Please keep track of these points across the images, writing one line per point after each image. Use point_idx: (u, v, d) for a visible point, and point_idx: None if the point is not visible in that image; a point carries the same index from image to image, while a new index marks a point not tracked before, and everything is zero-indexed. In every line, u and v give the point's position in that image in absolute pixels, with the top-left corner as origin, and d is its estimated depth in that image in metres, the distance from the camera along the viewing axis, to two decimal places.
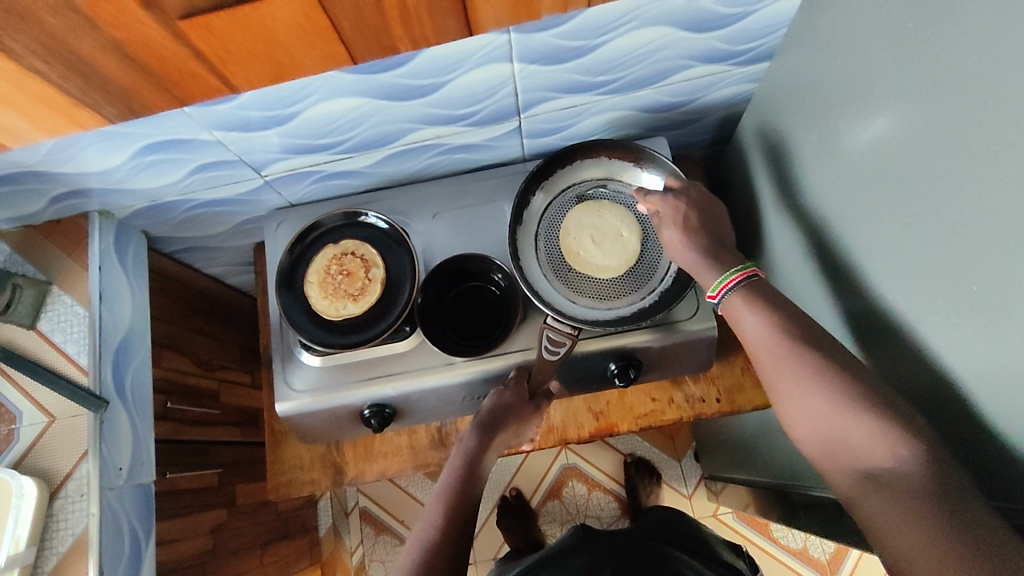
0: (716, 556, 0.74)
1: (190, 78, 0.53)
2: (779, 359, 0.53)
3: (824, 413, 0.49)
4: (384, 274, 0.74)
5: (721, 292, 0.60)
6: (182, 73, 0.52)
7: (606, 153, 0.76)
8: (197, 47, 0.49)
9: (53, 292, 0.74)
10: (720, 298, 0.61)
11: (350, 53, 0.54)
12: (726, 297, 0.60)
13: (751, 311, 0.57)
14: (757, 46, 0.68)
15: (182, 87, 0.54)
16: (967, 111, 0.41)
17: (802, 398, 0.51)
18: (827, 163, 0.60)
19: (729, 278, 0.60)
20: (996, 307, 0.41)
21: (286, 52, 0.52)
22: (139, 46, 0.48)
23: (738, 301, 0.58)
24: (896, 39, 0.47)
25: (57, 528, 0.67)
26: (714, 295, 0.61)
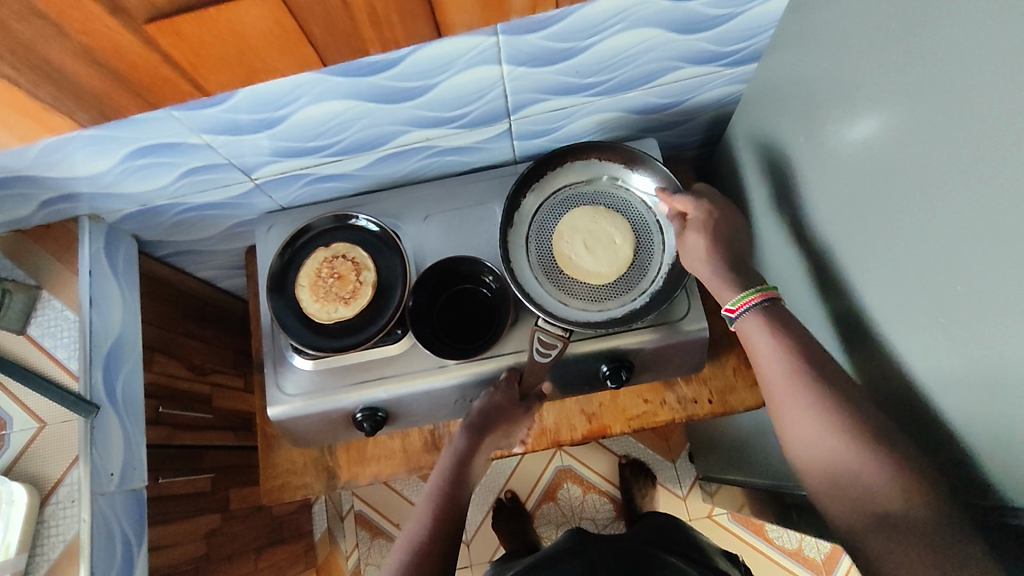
0: (711, 563, 0.72)
1: (162, 82, 0.54)
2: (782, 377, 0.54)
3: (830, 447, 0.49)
4: (375, 278, 0.74)
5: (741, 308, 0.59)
6: (154, 77, 0.53)
7: (597, 155, 0.76)
8: (168, 51, 0.50)
9: (45, 297, 0.74)
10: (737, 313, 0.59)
11: (321, 58, 0.55)
12: (743, 314, 0.59)
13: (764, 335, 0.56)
14: (745, 47, 0.69)
15: (155, 91, 0.55)
16: (952, 109, 0.41)
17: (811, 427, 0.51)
18: (815, 164, 0.60)
19: (750, 296, 0.59)
20: (980, 306, 0.41)
21: (257, 56, 0.53)
22: (108, 51, 0.49)
23: (754, 323, 0.58)
24: (882, 39, 0.47)
25: (48, 534, 0.67)
26: (731, 308, 0.60)
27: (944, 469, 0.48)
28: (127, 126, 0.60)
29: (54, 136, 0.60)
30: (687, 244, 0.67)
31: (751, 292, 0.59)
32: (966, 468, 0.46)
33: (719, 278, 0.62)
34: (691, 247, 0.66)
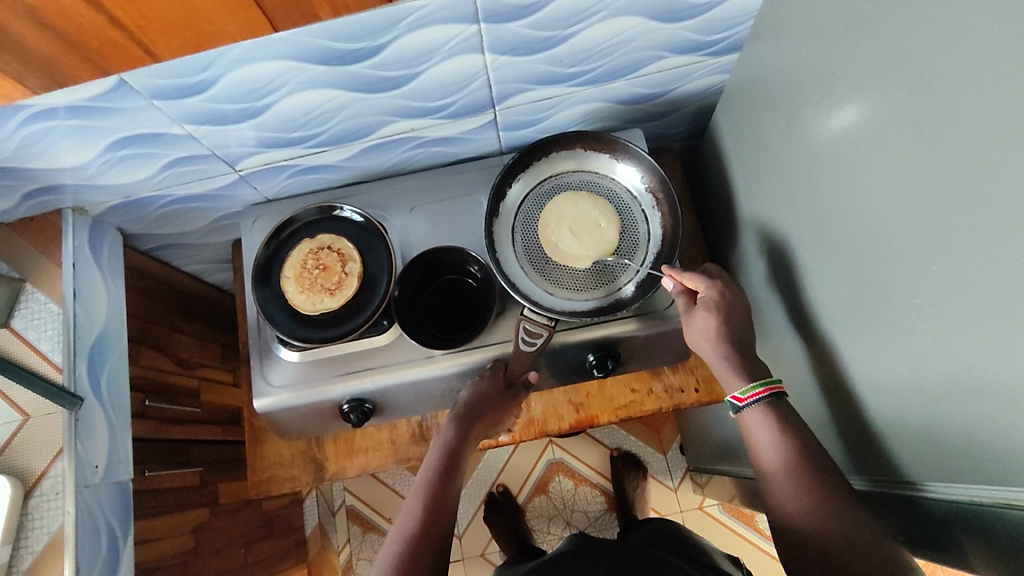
0: (713, 563, 0.70)
1: (111, 47, 0.47)
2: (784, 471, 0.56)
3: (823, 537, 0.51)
4: (360, 269, 0.74)
5: (749, 399, 0.60)
6: (102, 41, 0.46)
7: (581, 145, 0.76)
8: (112, 12, 0.44)
9: (28, 290, 0.73)
10: (746, 403, 0.60)
11: (273, 21, 0.48)
12: (751, 406, 0.60)
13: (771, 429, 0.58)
14: (727, 37, 0.69)
15: (104, 58, 0.48)
16: (928, 91, 0.41)
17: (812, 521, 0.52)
18: (795, 152, 0.61)
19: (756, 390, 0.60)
20: (954, 286, 0.41)
21: (205, 19, 0.46)
22: (53, 12, 0.43)
23: (762, 415, 0.59)
24: (859, 24, 0.48)
25: (32, 526, 0.66)
26: (741, 398, 0.61)
27: (920, 451, 0.49)
28: (109, 116, 0.60)
29: (34, 124, 0.59)
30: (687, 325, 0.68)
31: (762, 383, 0.60)
32: (943, 449, 0.46)
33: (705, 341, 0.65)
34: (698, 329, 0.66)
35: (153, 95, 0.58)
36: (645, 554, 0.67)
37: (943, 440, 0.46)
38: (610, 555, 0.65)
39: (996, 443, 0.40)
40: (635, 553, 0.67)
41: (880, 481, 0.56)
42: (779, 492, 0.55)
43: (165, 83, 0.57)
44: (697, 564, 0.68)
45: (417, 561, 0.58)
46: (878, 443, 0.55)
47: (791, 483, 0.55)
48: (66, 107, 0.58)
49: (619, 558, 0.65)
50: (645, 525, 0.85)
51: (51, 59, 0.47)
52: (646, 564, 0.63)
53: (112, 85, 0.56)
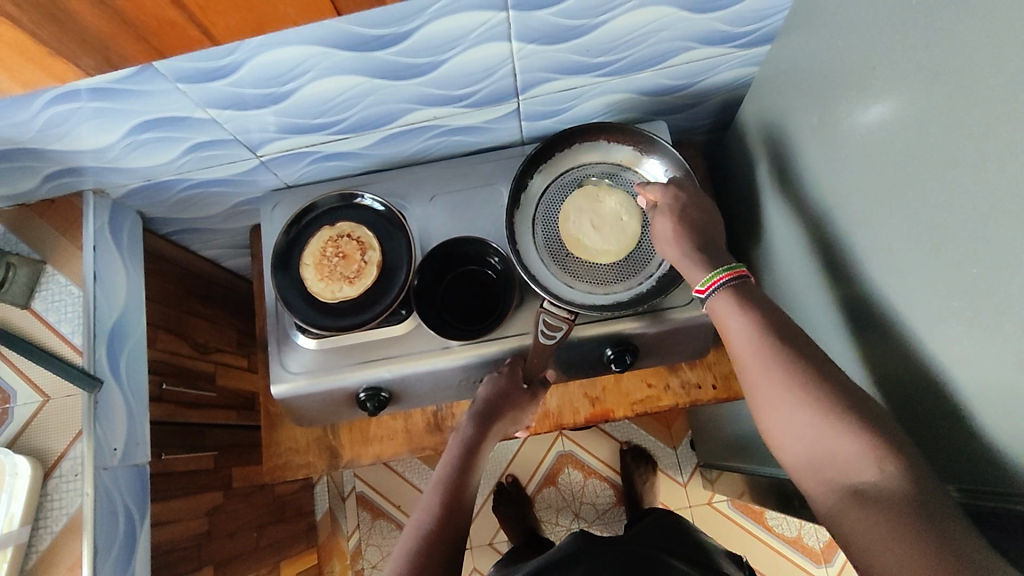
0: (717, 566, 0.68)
1: (168, 28, 0.46)
2: (767, 365, 0.51)
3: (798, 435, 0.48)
4: (380, 258, 0.74)
5: (709, 288, 0.58)
6: (161, 22, 0.45)
7: (604, 137, 0.75)
8: None
9: (49, 271, 0.73)
10: (708, 293, 0.59)
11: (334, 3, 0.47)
12: (714, 294, 0.58)
13: (736, 316, 0.55)
14: (759, 29, 0.68)
15: (162, 38, 0.47)
16: (972, 93, 0.40)
17: (786, 417, 0.49)
18: (827, 146, 0.59)
19: (716, 277, 0.58)
20: (997, 293, 0.40)
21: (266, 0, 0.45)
22: None
23: (726, 302, 0.57)
24: (901, 20, 0.46)
25: (51, 507, 0.67)
26: (702, 289, 0.59)
27: (953, 455, 0.48)
28: (133, 98, 0.60)
29: (59, 105, 0.59)
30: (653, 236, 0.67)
31: (723, 269, 0.58)
32: (975, 460, 0.46)
33: (695, 265, 0.61)
34: (658, 231, 0.65)
35: (178, 78, 0.58)
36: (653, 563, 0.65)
37: (978, 442, 0.45)
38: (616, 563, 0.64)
39: None
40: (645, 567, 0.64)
41: None
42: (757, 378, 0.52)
43: (190, 67, 0.57)
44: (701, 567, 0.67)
45: (431, 554, 0.57)
46: None
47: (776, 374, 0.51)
48: (89, 89, 0.58)
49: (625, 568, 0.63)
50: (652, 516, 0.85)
51: (112, 40, 0.47)
52: None
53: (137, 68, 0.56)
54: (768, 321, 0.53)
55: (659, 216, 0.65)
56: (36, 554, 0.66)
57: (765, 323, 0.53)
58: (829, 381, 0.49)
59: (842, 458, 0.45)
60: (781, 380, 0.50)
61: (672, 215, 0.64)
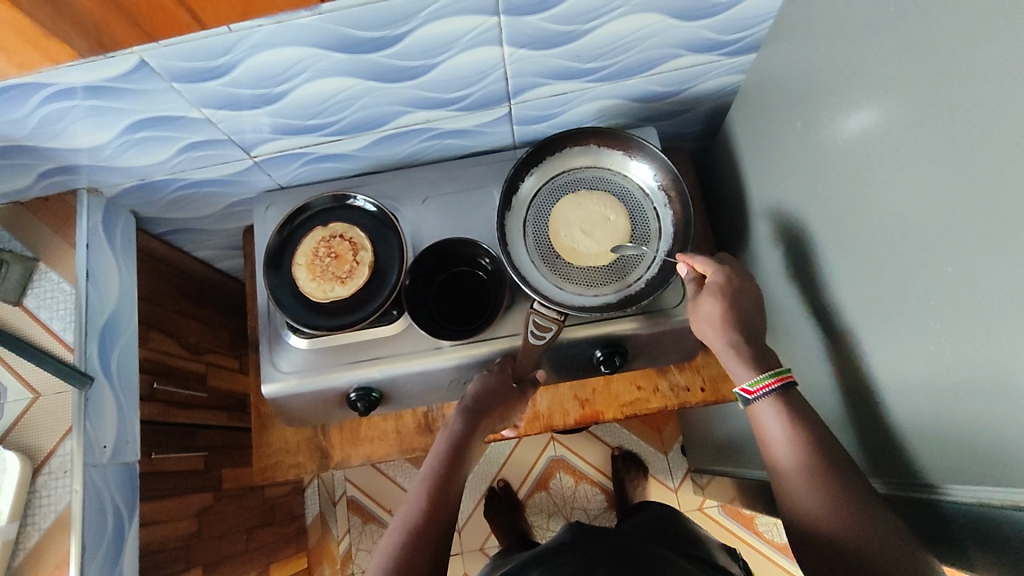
0: (712, 558, 0.69)
1: (159, 12, 0.50)
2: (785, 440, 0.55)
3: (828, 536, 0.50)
4: (372, 259, 0.74)
5: (759, 391, 0.58)
6: (151, 5, 0.49)
7: (594, 141, 0.76)
8: None
9: (41, 269, 0.74)
10: (756, 395, 0.58)
11: None
12: (760, 398, 0.58)
13: (775, 420, 0.56)
14: (745, 37, 0.69)
15: (152, 22, 0.51)
16: (952, 95, 0.41)
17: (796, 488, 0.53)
18: (810, 152, 0.61)
19: (766, 380, 0.58)
20: (973, 290, 0.41)
21: None
22: None
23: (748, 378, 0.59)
24: (883, 27, 0.47)
25: (39, 504, 0.67)
26: (750, 389, 0.59)
27: (931, 454, 0.49)
28: (129, 97, 0.61)
29: (54, 103, 0.60)
30: (692, 312, 0.66)
31: (771, 374, 0.58)
32: (952, 458, 0.46)
33: (740, 365, 0.61)
34: (703, 313, 0.64)
35: (174, 78, 0.59)
36: (642, 551, 0.64)
37: (955, 441, 0.46)
38: (610, 551, 0.64)
39: (1009, 446, 0.40)
40: (640, 555, 0.63)
41: (885, 483, 0.56)
42: (773, 448, 0.56)
43: (185, 67, 0.57)
44: (692, 560, 0.66)
45: (416, 554, 0.57)
46: (885, 446, 0.55)
47: (790, 446, 0.54)
48: (84, 87, 0.58)
49: (618, 556, 0.62)
50: (647, 511, 0.85)
51: (105, 24, 0.50)
52: (646, 559, 0.62)
53: (133, 67, 0.56)
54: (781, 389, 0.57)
55: (705, 300, 0.64)
56: (24, 551, 0.65)
57: (801, 424, 0.55)
58: None
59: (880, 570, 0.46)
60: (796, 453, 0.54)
61: (723, 297, 0.64)
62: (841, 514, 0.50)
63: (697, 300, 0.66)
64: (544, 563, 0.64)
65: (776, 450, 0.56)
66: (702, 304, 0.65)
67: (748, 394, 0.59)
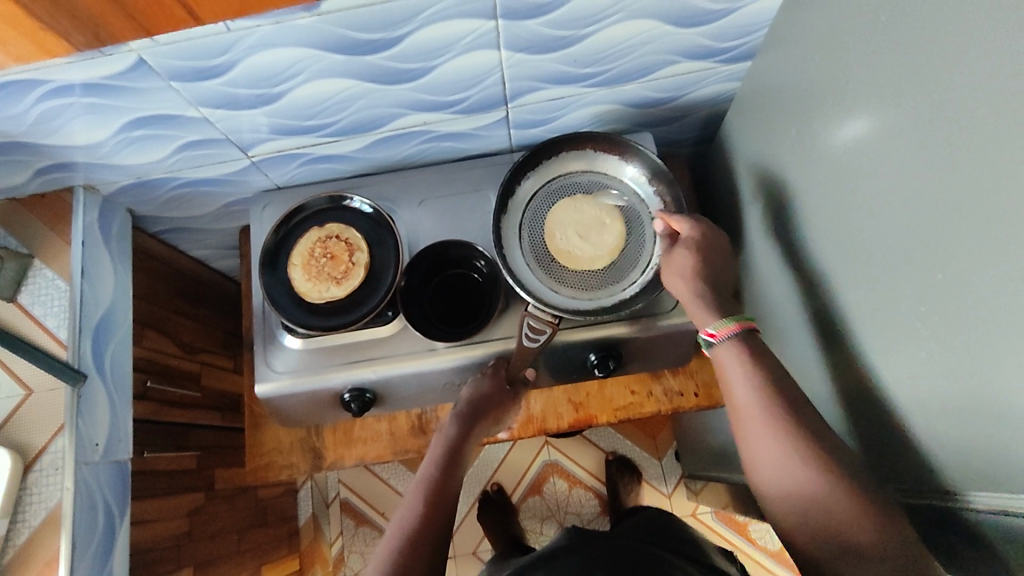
0: (709, 560, 0.69)
1: (154, 5, 0.47)
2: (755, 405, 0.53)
3: (788, 480, 0.50)
4: (367, 260, 0.74)
5: (722, 333, 0.58)
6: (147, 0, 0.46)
7: (591, 146, 0.76)
8: None
9: (36, 266, 0.74)
10: (719, 338, 0.59)
11: None
12: (723, 343, 0.58)
13: (738, 366, 0.56)
14: (741, 45, 0.70)
15: (149, 17, 0.48)
16: (943, 106, 0.42)
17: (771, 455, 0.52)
18: (803, 160, 0.61)
19: (728, 325, 0.59)
20: (964, 296, 0.42)
21: None
22: None
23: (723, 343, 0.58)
24: (876, 36, 0.48)
25: (30, 501, 0.66)
26: (713, 333, 0.59)
27: (926, 458, 0.49)
28: (127, 95, 0.61)
29: (52, 100, 0.60)
30: (663, 265, 0.67)
31: (733, 318, 0.59)
32: (945, 462, 0.47)
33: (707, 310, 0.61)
34: (676, 265, 0.65)
35: (173, 76, 0.59)
36: (641, 554, 0.64)
37: (950, 448, 0.46)
38: (609, 554, 0.64)
39: (1003, 451, 0.41)
40: (638, 558, 0.64)
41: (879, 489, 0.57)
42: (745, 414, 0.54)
43: (184, 65, 0.58)
44: (691, 561, 0.67)
45: (415, 554, 0.57)
46: (878, 452, 0.55)
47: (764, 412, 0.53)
48: (82, 84, 0.58)
49: (616, 560, 0.62)
50: (641, 515, 0.85)
51: (102, 18, 0.48)
52: (645, 564, 0.62)
53: (132, 64, 0.57)
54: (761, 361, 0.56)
55: (682, 252, 0.65)
56: (13, 548, 0.65)
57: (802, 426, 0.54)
58: None
59: (838, 516, 0.47)
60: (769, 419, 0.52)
61: (695, 251, 0.65)
62: (802, 458, 0.50)
63: (670, 254, 0.67)
64: (543, 565, 0.65)
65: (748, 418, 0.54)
66: (678, 256, 0.66)
67: (711, 338, 0.59)
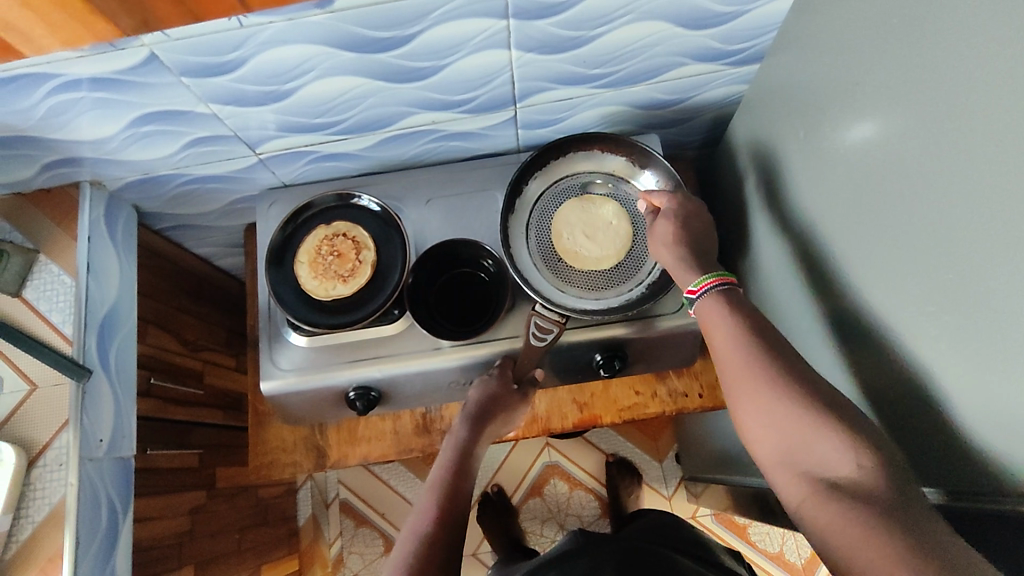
0: (717, 561, 0.70)
1: None
2: (743, 361, 0.53)
3: (770, 418, 0.50)
4: (374, 258, 0.74)
5: (700, 288, 0.60)
6: None
7: (599, 146, 0.76)
8: None
9: (41, 261, 0.73)
10: (698, 294, 0.60)
11: None
12: (709, 300, 0.58)
13: (723, 315, 0.57)
14: (750, 47, 0.70)
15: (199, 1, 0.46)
16: (954, 109, 0.42)
17: (762, 410, 0.50)
18: (812, 162, 0.61)
19: (706, 281, 0.60)
20: (980, 297, 0.42)
21: None
22: None
23: (712, 303, 0.58)
24: (888, 37, 0.48)
25: (34, 497, 0.66)
26: (693, 290, 0.61)
27: (935, 460, 0.49)
28: (137, 90, 0.61)
29: (61, 94, 0.60)
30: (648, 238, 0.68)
31: (712, 274, 0.60)
32: (954, 462, 0.47)
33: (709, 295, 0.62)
34: (657, 233, 0.66)
35: (182, 71, 0.59)
36: (653, 558, 0.65)
37: (960, 450, 0.46)
38: (621, 557, 0.64)
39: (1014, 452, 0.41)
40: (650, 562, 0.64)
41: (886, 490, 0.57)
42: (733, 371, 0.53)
43: (194, 61, 0.58)
44: (701, 562, 0.67)
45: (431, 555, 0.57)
46: None
47: (752, 366, 0.52)
48: (91, 79, 0.58)
49: (629, 564, 0.63)
50: (645, 517, 0.85)
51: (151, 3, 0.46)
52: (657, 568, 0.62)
53: (143, 59, 0.56)
54: (749, 320, 0.55)
55: (660, 221, 0.67)
56: (17, 543, 0.65)
57: None
58: (809, 384, 0.50)
59: (819, 446, 0.46)
60: (758, 372, 0.52)
61: (676, 219, 0.66)
62: (783, 394, 0.49)
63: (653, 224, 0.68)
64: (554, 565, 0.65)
65: (736, 376, 0.53)
66: (657, 226, 0.67)
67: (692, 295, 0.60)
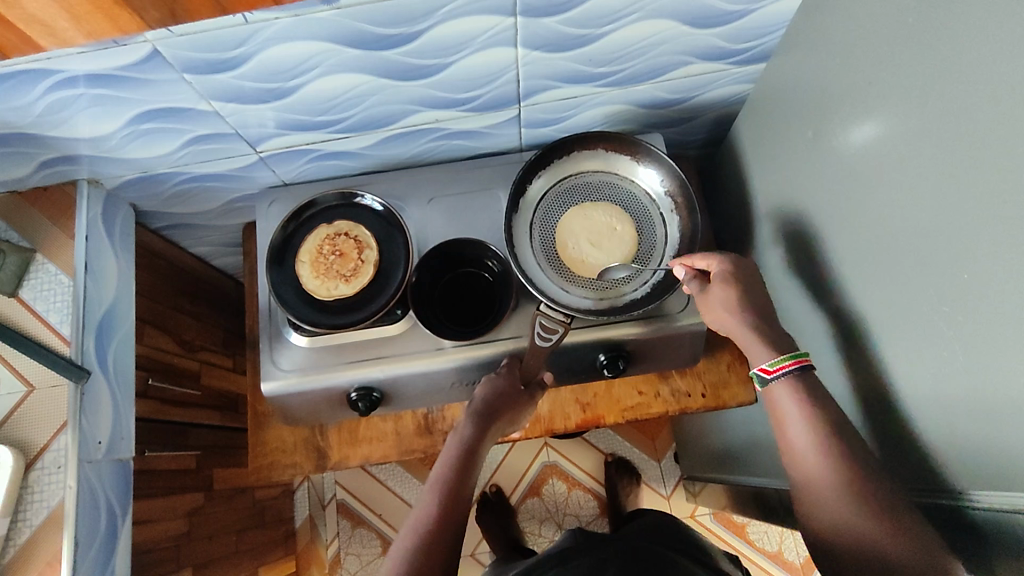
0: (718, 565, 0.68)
1: None
2: (821, 459, 0.53)
3: (843, 517, 0.50)
4: (377, 257, 0.73)
5: (778, 371, 0.57)
6: None
7: (603, 145, 0.76)
8: None
9: (38, 260, 0.72)
10: (775, 375, 0.58)
11: None
12: (782, 383, 0.57)
13: (792, 402, 0.56)
14: (754, 46, 0.70)
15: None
16: (962, 108, 0.42)
17: (833, 508, 0.51)
18: (818, 162, 0.61)
19: (785, 362, 0.57)
20: (985, 298, 0.42)
21: None
22: None
23: (786, 390, 0.57)
24: (895, 36, 0.48)
25: (31, 500, 0.65)
26: (769, 369, 0.58)
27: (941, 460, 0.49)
28: (138, 87, 0.60)
29: (59, 91, 0.59)
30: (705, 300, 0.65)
31: (790, 356, 0.57)
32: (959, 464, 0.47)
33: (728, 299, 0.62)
34: (719, 299, 0.64)
35: (184, 67, 0.58)
36: (652, 557, 0.64)
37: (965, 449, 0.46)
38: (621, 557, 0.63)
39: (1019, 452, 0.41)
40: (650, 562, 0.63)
41: None
42: (807, 465, 0.53)
43: (197, 56, 0.57)
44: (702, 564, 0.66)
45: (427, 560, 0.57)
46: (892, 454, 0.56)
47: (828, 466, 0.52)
48: (88, 76, 0.57)
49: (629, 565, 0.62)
50: (645, 517, 0.85)
51: None
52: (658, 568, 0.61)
53: (145, 55, 0.56)
54: (824, 412, 0.54)
55: (720, 289, 0.64)
56: (14, 547, 0.64)
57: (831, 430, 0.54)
58: None
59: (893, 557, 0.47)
60: (835, 471, 0.52)
61: (735, 286, 0.63)
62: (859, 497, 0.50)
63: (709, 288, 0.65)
64: (554, 564, 0.65)
65: (812, 472, 0.53)
66: (717, 291, 0.64)
67: (768, 374, 0.58)
